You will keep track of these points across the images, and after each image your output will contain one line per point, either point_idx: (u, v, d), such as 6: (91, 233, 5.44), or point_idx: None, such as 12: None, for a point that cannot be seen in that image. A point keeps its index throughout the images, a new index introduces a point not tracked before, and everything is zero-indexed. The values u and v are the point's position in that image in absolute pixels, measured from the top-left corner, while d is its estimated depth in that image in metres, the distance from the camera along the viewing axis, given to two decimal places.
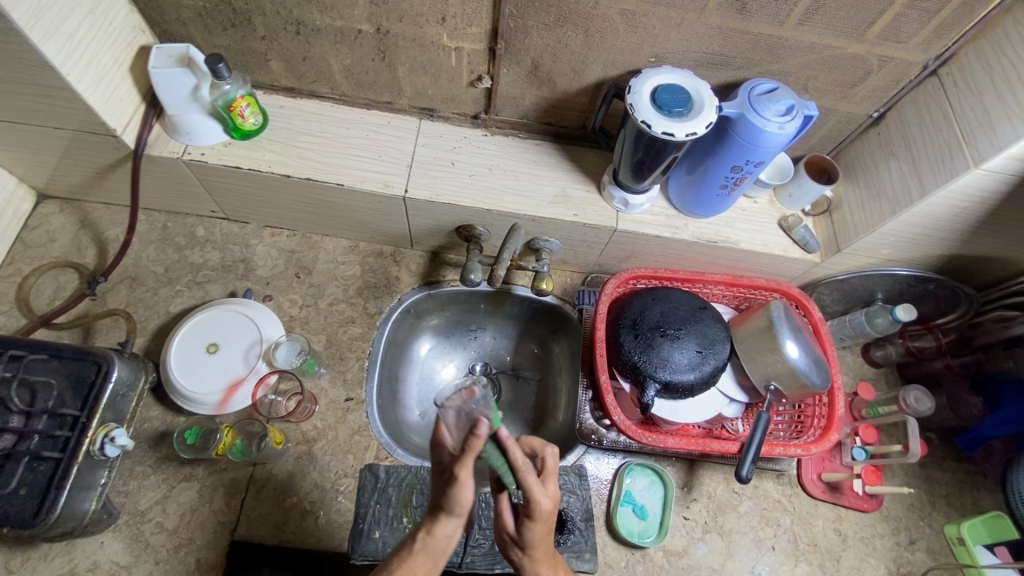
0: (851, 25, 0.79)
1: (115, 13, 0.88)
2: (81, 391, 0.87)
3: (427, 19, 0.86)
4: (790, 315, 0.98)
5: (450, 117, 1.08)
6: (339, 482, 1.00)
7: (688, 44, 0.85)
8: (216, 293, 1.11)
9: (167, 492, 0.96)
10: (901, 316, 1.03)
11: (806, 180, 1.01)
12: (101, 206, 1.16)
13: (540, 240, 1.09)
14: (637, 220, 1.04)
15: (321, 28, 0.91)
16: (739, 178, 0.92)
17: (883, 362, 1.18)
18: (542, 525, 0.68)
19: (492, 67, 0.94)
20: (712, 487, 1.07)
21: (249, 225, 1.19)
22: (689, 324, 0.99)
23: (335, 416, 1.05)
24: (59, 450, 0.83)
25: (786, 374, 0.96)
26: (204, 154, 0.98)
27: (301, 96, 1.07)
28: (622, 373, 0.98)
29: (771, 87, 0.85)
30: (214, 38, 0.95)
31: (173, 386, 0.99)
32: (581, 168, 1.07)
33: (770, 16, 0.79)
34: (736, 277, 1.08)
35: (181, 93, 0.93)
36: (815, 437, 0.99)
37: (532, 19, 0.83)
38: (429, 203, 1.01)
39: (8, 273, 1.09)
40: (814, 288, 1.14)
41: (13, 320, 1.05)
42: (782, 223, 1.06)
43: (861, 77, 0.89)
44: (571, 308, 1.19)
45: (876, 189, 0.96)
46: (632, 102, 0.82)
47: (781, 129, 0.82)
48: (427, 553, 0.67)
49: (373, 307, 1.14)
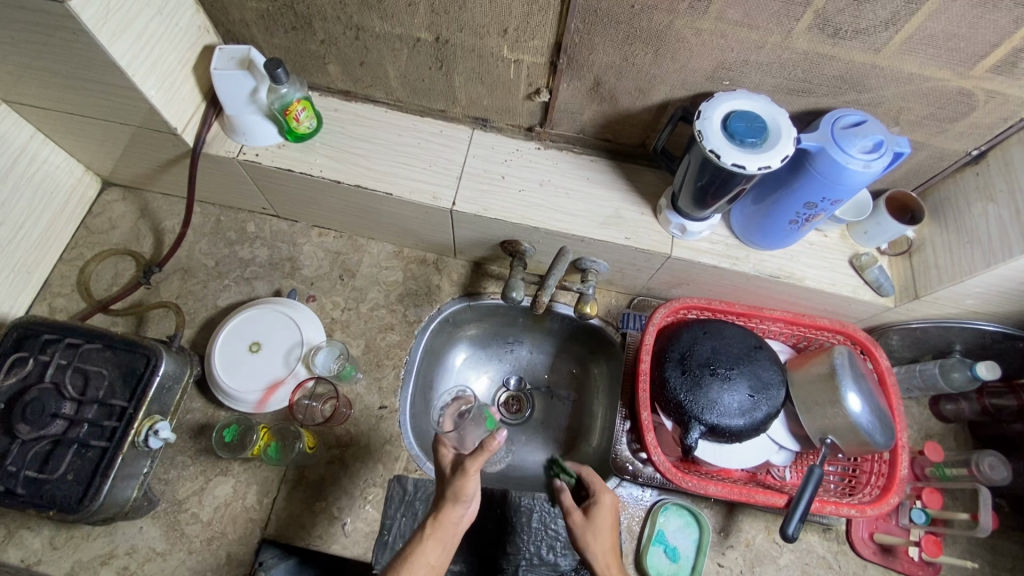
0: (959, 55, 0.71)
1: (182, 13, 0.89)
2: (130, 382, 0.90)
3: (488, 30, 0.83)
4: (855, 363, 0.91)
5: (503, 127, 1.04)
6: (368, 490, 0.99)
7: (767, 70, 0.78)
8: (261, 291, 1.13)
9: (204, 484, 0.98)
10: (982, 373, 0.94)
11: (885, 218, 0.92)
12: (160, 196, 1.20)
13: (587, 260, 1.05)
14: (694, 247, 0.98)
15: (380, 35, 0.89)
16: (813, 214, 0.85)
17: (953, 417, 1.08)
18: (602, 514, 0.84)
19: (552, 81, 0.90)
20: (751, 535, 1.01)
21: (298, 223, 1.19)
22: (742, 363, 0.93)
23: (367, 423, 1.04)
24: (105, 439, 0.86)
25: (846, 429, 0.88)
26: (258, 155, 0.99)
27: (356, 100, 1.06)
28: (666, 410, 0.94)
29: (858, 119, 0.77)
30: (275, 39, 0.95)
31: (216, 383, 1.01)
32: (637, 188, 1.02)
33: (865, 43, 0.71)
34: (797, 315, 1.00)
35: (240, 95, 0.93)
36: (871, 497, 0.92)
37: (599, 36, 0.79)
38: (476, 217, 0.98)
39: (72, 256, 1.13)
40: (881, 332, 1.05)
41: (74, 303, 1.10)
42: (854, 262, 0.98)
43: (963, 113, 0.79)
44: (614, 330, 1.14)
45: (969, 234, 0.87)
46: (700, 129, 0.77)
47: (866, 167, 0.75)
48: (437, 540, 0.74)
49: (413, 314, 1.13)
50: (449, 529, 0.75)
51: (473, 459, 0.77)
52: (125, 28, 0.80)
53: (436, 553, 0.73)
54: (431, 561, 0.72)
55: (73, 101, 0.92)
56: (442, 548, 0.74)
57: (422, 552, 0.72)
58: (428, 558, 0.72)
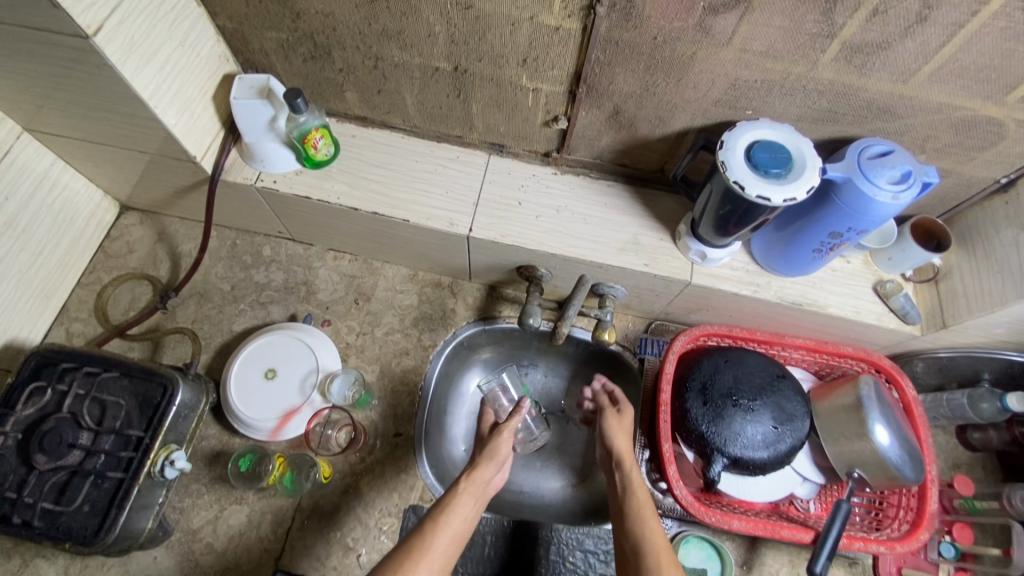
0: (990, 85, 0.69)
1: (203, 44, 0.90)
2: (146, 411, 0.89)
3: (507, 60, 0.82)
4: (881, 394, 0.89)
5: (520, 153, 1.04)
6: (383, 520, 0.98)
7: (791, 100, 0.77)
8: (277, 315, 1.13)
9: (219, 513, 0.97)
10: (1013, 405, 0.92)
11: (910, 245, 0.90)
12: (177, 220, 1.20)
13: (605, 286, 1.04)
14: (714, 274, 0.97)
15: (399, 64, 0.89)
16: (837, 243, 0.84)
17: (981, 445, 1.05)
18: (620, 425, 0.95)
19: (570, 109, 0.89)
20: (774, 569, 0.98)
21: (313, 246, 1.19)
22: (764, 394, 0.91)
23: (382, 451, 1.03)
24: (122, 470, 0.86)
25: (874, 463, 0.86)
26: (276, 182, 0.99)
27: (373, 126, 1.06)
28: (687, 441, 0.92)
29: (885, 148, 0.76)
30: (294, 68, 0.96)
31: (232, 411, 1.00)
32: (655, 214, 1.00)
33: (893, 73, 0.70)
34: (820, 343, 0.99)
35: (259, 123, 0.94)
36: (900, 533, 0.89)
37: (619, 67, 0.78)
38: (493, 243, 0.98)
39: (90, 280, 1.14)
40: (906, 359, 1.03)
41: (92, 328, 1.10)
42: (878, 289, 0.96)
43: (992, 142, 0.78)
44: (632, 355, 1.13)
45: (999, 263, 0.85)
46: (724, 159, 0.75)
47: (894, 199, 0.74)
48: (470, 492, 0.84)
49: (428, 339, 1.13)
50: (479, 488, 0.85)
51: (508, 422, 0.98)
52: (148, 61, 0.81)
53: (467, 506, 0.82)
54: (465, 511, 0.81)
55: (94, 130, 0.93)
56: (474, 499, 0.83)
57: (459, 502, 0.81)
58: (464, 506, 0.81)
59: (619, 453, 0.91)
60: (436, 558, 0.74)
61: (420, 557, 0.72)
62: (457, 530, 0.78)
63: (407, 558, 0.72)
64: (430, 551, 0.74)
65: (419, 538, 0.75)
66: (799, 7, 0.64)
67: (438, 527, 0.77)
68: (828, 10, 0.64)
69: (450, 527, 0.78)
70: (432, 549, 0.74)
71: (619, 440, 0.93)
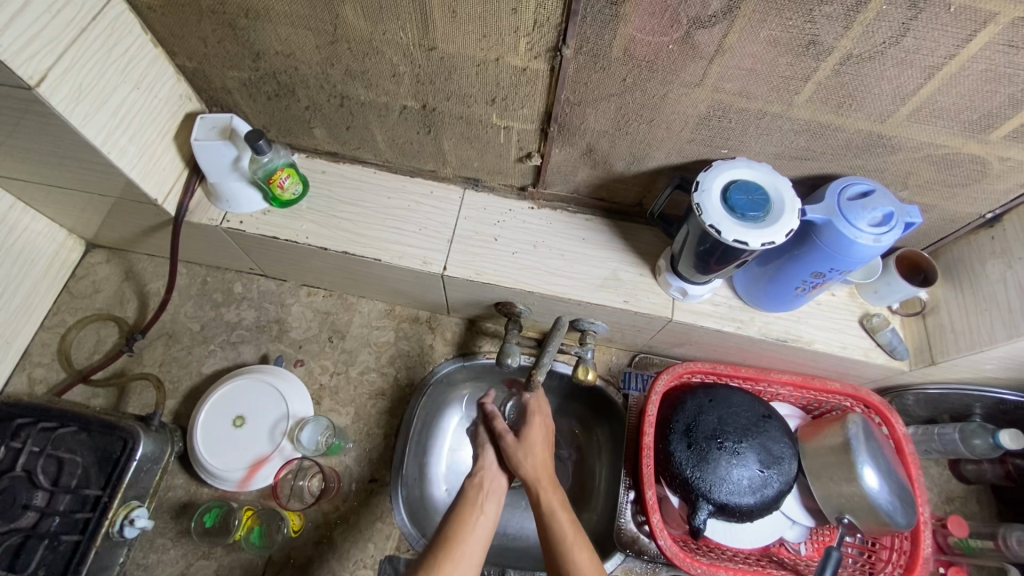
0: (972, 125, 0.67)
1: (161, 85, 0.87)
2: (106, 467, 0.86)
3: (476, 99, 0.80)
4: (871, 433, 0.86)
5: (495, 187, 1.01)
6: (358, 572, 0.94)
7: (768, 139, 0.75)
8: (248, 356, 1.09)
9: (185, 569, 0.93)
10: (1006, 442, 0.89)
11: (896, 279, 0.88)
12: (145, 258, 1.16)
13: (585, 322, 1.01)
14: (696, 310, 0.94)
15: (365, 102, 0.86)
16: (820, 282, 0.82)
17: (974, 478, 1.02)
18: (537, 442, 0.87)
19: (543, 146, 0.86)
20: None
21: (286, 282, 1.15)
22: (750, 435, 0.88)
23: (358, 498, 0.99)
24: (79, 531, 0.83)
25: (863, 508, 0.83)
26: (242, 223, 0.95)
27: (344, 161, 1.03)
28: (672, 486, 0.89)
29: (865, 189, 0.74)
30: (260, 106, 0.93)
31: (199, 460, 0.97)
32: (634, 248, 0.98)
33: (871, 113, 0.68)
34: (807, 378, 0.96)
35: (222, 164, 0.91)
36: None
37: (591, 106, 0.76)
38: (468, 282, 0.94)
39: (53, 323, 1.10)
40: (896, 393, 1.00)
41: (54, 373, 1.06)
42: (865, 324, 0.93)
43: (976, 179, 0.75)
44: (616, 391, 1.09)
45: (987, 300, 0.83)
46: (698, 202, 0.73)
47: (876, 242, 0.72)
48: (482, 488, 0.83)
49: (404, 377, 1.09)
50: (489, 482, 0.84)
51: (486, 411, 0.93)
52: (101, 106, 0.78)
53: (485, 499, 0.81)
54: (487, 508, 0.80)
55: (51, 174, 0.89)
56: (489, 493, 0.82)
57: (477, 498, 0.81)
58: (482, 503, 0.80)
59: (534, 475, 0.83)
60: (471, 555, 0.73)
61: (457, 551, 0.72)
62: (486, 525, 0.77)
63: (444, 557, 0.71)
64: (463, 546, 0.73)
65: (449, 535, 0.74)
66: (771, 51, 0.62)
67: (465, 523, 0.76)
68: (801, 53, 0.62)
69: (477, 522, 0.77)
70: (467, 540, 0.74)
71: (530, 462, 0.84)
